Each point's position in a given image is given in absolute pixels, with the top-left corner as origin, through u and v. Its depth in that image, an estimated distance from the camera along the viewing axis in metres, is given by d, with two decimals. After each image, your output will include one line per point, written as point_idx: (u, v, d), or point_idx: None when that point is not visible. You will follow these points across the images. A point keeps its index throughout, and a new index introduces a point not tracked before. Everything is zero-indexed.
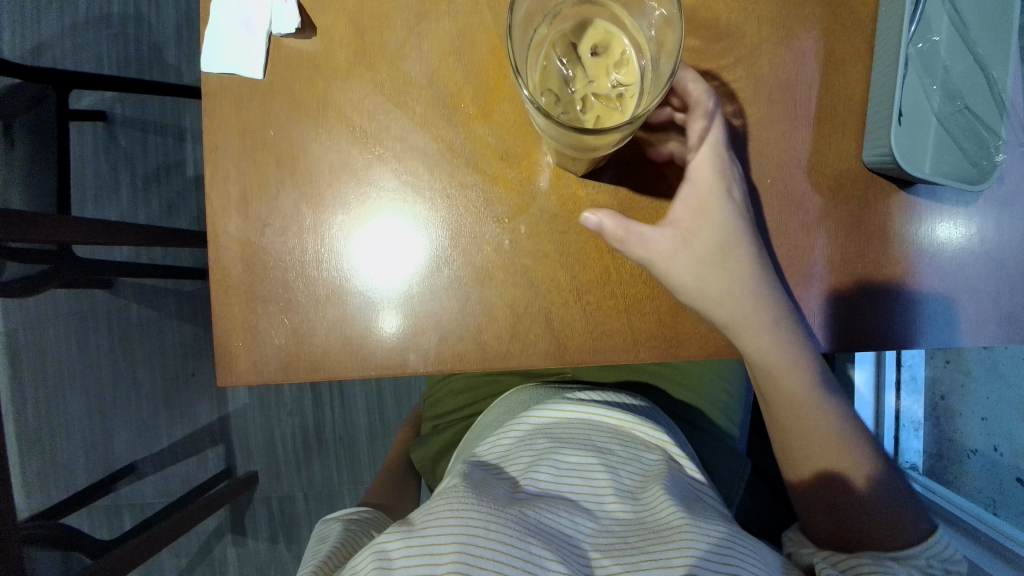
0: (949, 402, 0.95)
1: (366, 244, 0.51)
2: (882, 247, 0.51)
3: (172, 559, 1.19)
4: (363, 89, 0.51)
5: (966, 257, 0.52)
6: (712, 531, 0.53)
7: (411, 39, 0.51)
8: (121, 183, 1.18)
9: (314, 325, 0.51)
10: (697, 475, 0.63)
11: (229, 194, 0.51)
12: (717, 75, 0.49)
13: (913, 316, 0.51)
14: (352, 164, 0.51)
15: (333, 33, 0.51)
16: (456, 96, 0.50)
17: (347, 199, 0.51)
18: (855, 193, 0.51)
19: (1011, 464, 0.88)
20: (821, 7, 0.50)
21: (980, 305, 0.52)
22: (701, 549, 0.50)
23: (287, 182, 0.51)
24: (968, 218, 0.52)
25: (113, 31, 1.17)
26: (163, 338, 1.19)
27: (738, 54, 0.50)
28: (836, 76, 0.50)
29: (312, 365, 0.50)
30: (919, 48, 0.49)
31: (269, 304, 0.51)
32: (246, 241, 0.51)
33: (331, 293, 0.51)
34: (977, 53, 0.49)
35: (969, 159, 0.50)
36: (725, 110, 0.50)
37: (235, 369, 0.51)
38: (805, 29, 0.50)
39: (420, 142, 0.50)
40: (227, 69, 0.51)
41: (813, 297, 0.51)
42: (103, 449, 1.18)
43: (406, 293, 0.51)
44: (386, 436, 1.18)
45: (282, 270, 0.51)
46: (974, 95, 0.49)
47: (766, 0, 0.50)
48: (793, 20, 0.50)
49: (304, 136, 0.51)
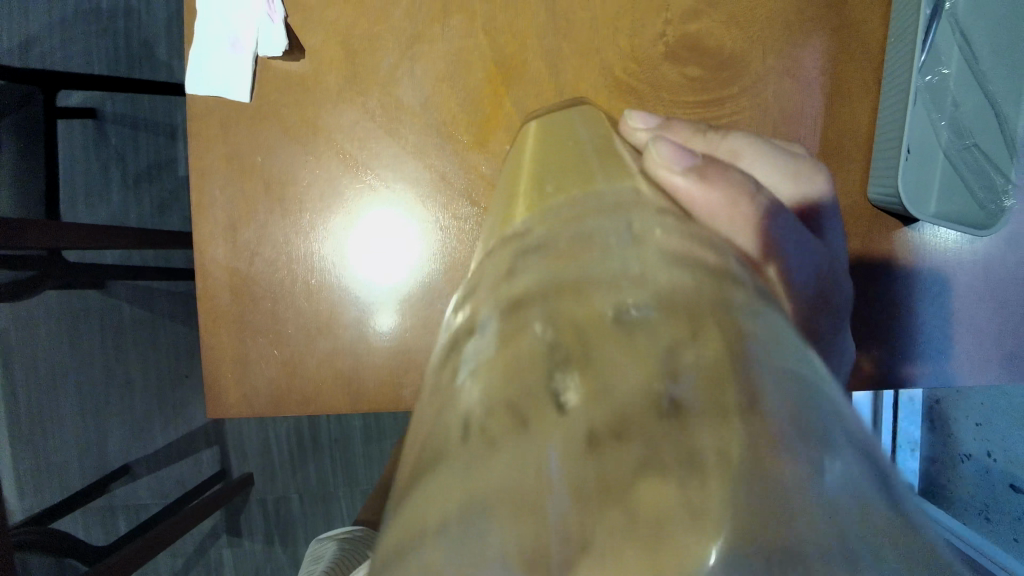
0: (943, 406, 0.94)
1: (359, 258, 0.55)
2: (884, 284, 0.54)
3: (168, 560, 1.19)
4: (353, 115, 0.55)
5: (966, 296, 0.54)
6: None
7: (403, 63, 0.54)
8: (111, 182, 1.16)
9: (305, 355, 0.56)
10: None
11: (217, 221, 0.55)
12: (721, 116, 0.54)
13: (913, 351, 0.54)
14: (341, 192, 0.55)
15: (322, 55, 0.54)
16: (451, 124, 0.55)
17: (333, 222, 0.55)
18: (857, 230, 0.53)
19: (1005, 473, 0.88)
20: (806, 41, 0.53)
21: (980, 343, 0.54)
22: None
23: (275, 210, 0.55)
24: (974, 258, 0.54)
25: (102, 26, 1.13)
26: (156, 337, 1.16)
27: (742, 84, 0.54)
28: (827, 115, 0.53)
29: (302, 400, 0.56)
30: (930, 81, 0.53)
31: (258, 336, 0.56)
32: (233, 270, 0.56)
33: (322, 326, 0.56)
34: (989, 91, 0.52)
35: (976, 203, 0.53)
36: None
37: (226, 401, 0.56)
38: (788, 65, 0.53)
39: (412, 170, 0.55)
40: (215, 91, 0.54)
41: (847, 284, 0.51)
42: (97, 449, 1.18)
43: (400, 309, 0.56)
44: (382, 439, 1.15)
45: (270, 302, 0.56)
46: (983, 134, 0.53)
47: (733, 33, 0.53)
48: (767, 53, 0.53)
49: (294, 162, 0.55)
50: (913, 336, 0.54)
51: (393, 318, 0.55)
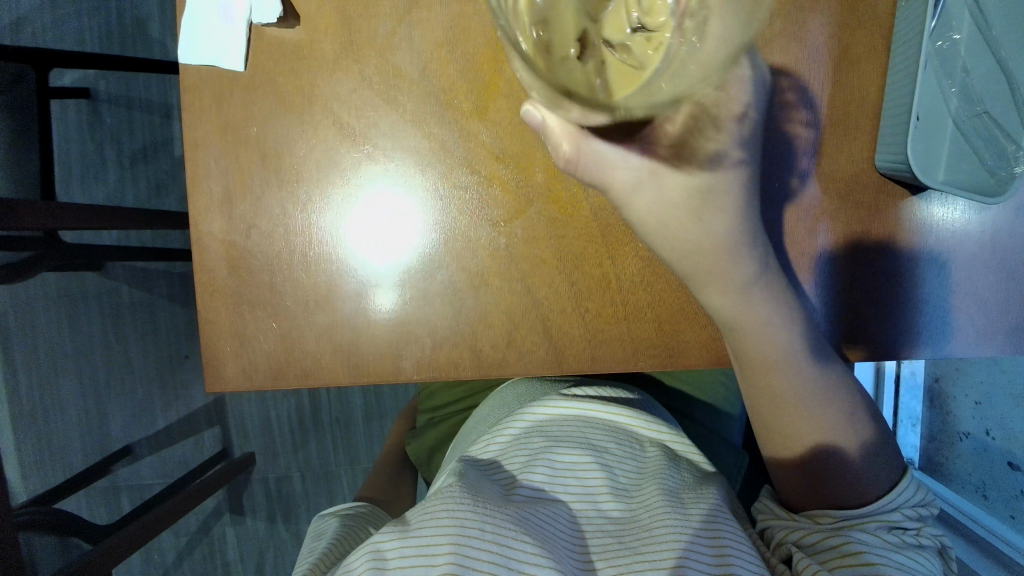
0: (942, 384, 0.91)
1: (360, 223, 0.51)
2: (893, 245, 0.51)
3: (172, 539, 1.18)
4: (350, 83, 0.49)
5: (956, 238, 0.52)
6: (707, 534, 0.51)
7: (400, 30, 0.49)
8: (107, 163, 1.15)
9: (304, 329, 0.51)
10: (691, 456, 0.63)
11: (213, 193, 0.50)
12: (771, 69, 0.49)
13: (917, 318, 0.52)
14: (339, 162, 0.50)
15: (317, 22, 0.49)
16: (450, 91, 0.49)
17: (332, 195, 0.50)
18: (865, 199, 0.51)
19: (1002, 449, 0.84)
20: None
21: (988, 317, 0.52)
22: (689, 536, 0.50)
23: (272, 181, 0.50)
24: (964, 210, 0.52)
25: (93, 5, 1.11)
26: (155, 318, 1.17)
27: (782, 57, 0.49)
28: (850, 75, 0.50)
29: (302, 372, 0.51)
30: (939, 47, 0.47)
31: (257, 309, 0.51)
32: (230, 242, 0.50)
33: (320, 298, 0.51)
34: (1001, 56, 0.47)
35: (986, 169, 0.48)
36: None
37: (224, 374, 0.51)
38: (816, 20, 0.49)
39: (412, 140, 0.50)
40: (206, 61, 0.49)
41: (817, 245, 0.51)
42: (99, 431, 1.18)
43: (402, 278, 0.51)
44: (382, 418, 1.16)
45: (269, 274, 0.50)
46: (994, 100, 0.48)
47: None
48: (804, 11, 0.49)
49: (291, 134, 0.50)
50: (915, 317, 0.52)
51: (394, 298, 0.51)
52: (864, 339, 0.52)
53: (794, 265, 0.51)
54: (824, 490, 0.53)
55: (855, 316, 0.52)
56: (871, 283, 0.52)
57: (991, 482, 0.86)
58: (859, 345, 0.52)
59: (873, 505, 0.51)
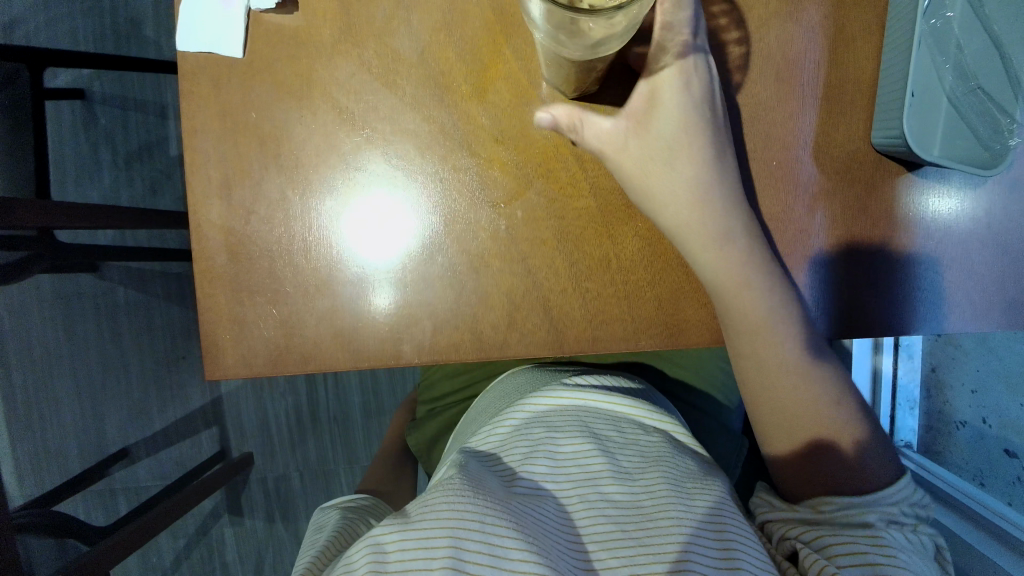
0: (938, 373, 0.92)
1: (361, 209, 0.51)
2: (890, 225, 0.52)
3: (170, 542, 1.17)
4: (349, 67, 0.50)
5: (948, 218, 0.52)
6: (708, 526, 0.50)
7: (399, 13, 0.49)
8: (101, 164, 1.14)
9: (305, 315, 0.51)
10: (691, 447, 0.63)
11: (211, 179, 0.50)
12: (766, 50, 0.50)
13: (914, 296, 0.52)
14: (338, 147, 0.50)
15: (316, 6, 0.49)
16: (449, 74, 0.50)
17: (332, 181, 0.50)
18: (861, 178, 0.51)
19: (997, 436, 0.85)
20: None
21: (985, 293, 0.52)
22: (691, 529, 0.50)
23: (270, 166, 0.50)
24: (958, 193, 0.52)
25: (87, 5, 1.11)
26: (151, 319, 1.17)
27: (778, 37, 0.50)
28: (845, 55, 0.51)
29: (303, 358, 0.51)
30: (932, 24, 0.48)
31: (256, 296, 0.50)
32: (230, 229, 0.50)
33: (320, 284, 0.51)
34: (994, 32, 0.48)
35: (981, 142, 0.49)
36: (751, 99, 0.50)
37: (223, 362, 0.50)
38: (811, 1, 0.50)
39: (411, 123, 0.50)
40: (205, 47, 0.49)
41: (813, 226, 0.51)
42: (96, 434, 1.16)
43: (402, 263, 0.50)
44: (380, 415, 1.17)
45: (268, 260, 0.50)
46: (988, 76, 0.48)
47: None
48: None
49: (289, 119, 0.50)
50: (911, 297, 0.52)
51: (393, 286, 0.51)
52: (862, 318, 0.52)
53: (791, 246, 0.51)
54: (817, 476, 0.53)
55: (853, 295, 0.52)
56: (868, 265, 0.52)
57: (987, 469, 0.86)
58: (857, 323, 0.52)
59: (872, 495, 0.51)
